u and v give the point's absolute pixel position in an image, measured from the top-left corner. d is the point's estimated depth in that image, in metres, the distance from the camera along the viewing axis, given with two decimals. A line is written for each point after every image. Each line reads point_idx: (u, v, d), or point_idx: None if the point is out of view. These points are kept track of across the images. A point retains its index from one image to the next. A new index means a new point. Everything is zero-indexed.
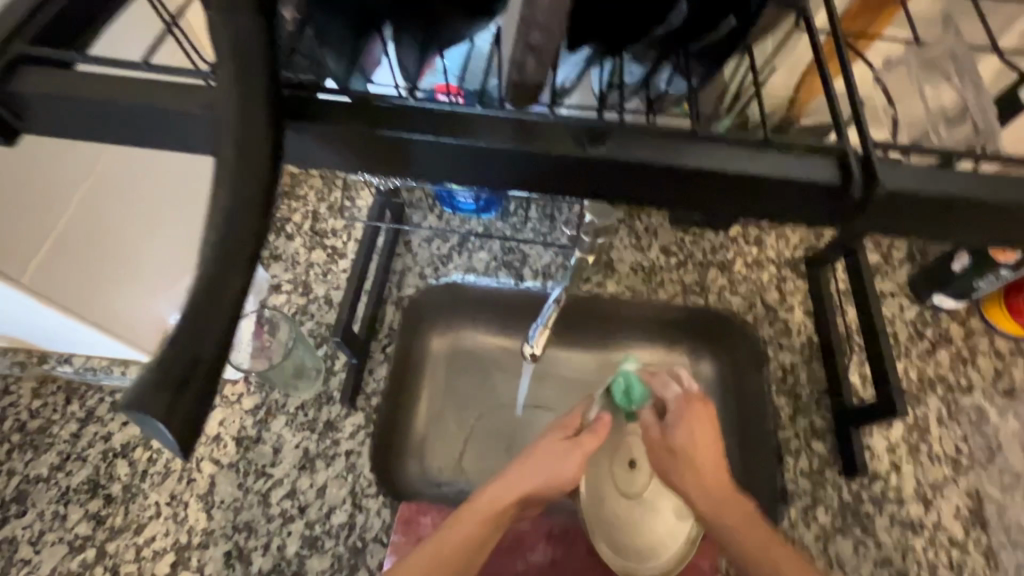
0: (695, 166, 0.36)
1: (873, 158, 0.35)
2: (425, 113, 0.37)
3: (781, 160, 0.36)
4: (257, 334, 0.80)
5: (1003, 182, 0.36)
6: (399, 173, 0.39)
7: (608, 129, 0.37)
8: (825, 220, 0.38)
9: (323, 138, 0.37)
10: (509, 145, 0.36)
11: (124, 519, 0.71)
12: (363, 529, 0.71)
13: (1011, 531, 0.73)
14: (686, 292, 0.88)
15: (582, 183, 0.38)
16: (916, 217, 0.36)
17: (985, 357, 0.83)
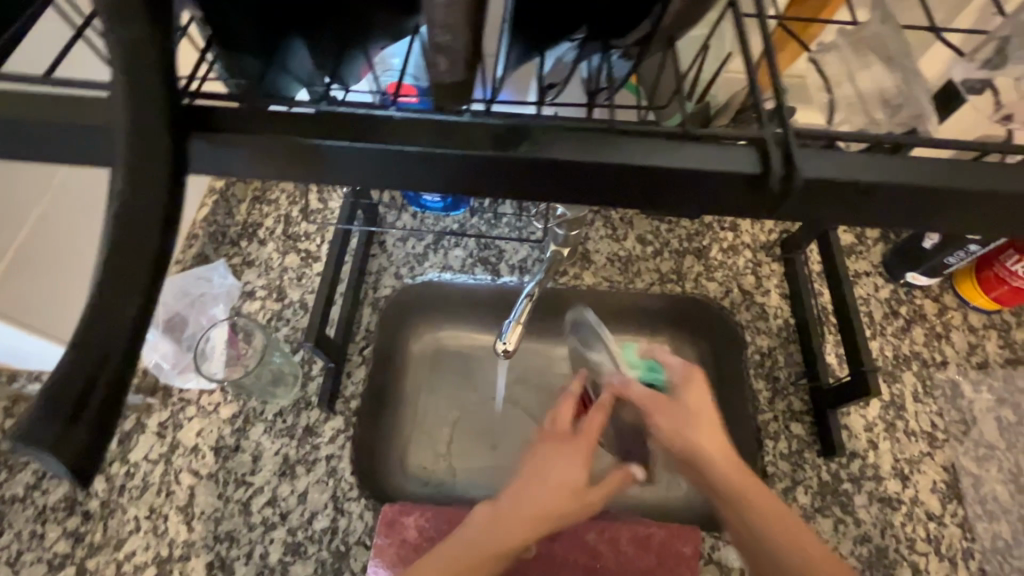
0: (616, 164, 0.35)
1: (794, 146, 0.35)
2: (343, 119, 0.36)
3: (706, 153, 0.36)
4: (232, 343, 0.79)
5: (932, 165, 0.36)
6: (323, 182, 0.37)
7: (530, 129, 0.36)
8: (752, 212, 0.38)
9: (240, 146, 0.35)
10: (425, 147, 0.35)
11: (103, 535, 0.70)
12: (346, 533, 0.71)
13: (987, 502, 0.74)
14: (663, 280, 0.88)
15: (502, 184, 0.37)
16: (849, 205, 0.36)
17: (959, 332, 0.84)
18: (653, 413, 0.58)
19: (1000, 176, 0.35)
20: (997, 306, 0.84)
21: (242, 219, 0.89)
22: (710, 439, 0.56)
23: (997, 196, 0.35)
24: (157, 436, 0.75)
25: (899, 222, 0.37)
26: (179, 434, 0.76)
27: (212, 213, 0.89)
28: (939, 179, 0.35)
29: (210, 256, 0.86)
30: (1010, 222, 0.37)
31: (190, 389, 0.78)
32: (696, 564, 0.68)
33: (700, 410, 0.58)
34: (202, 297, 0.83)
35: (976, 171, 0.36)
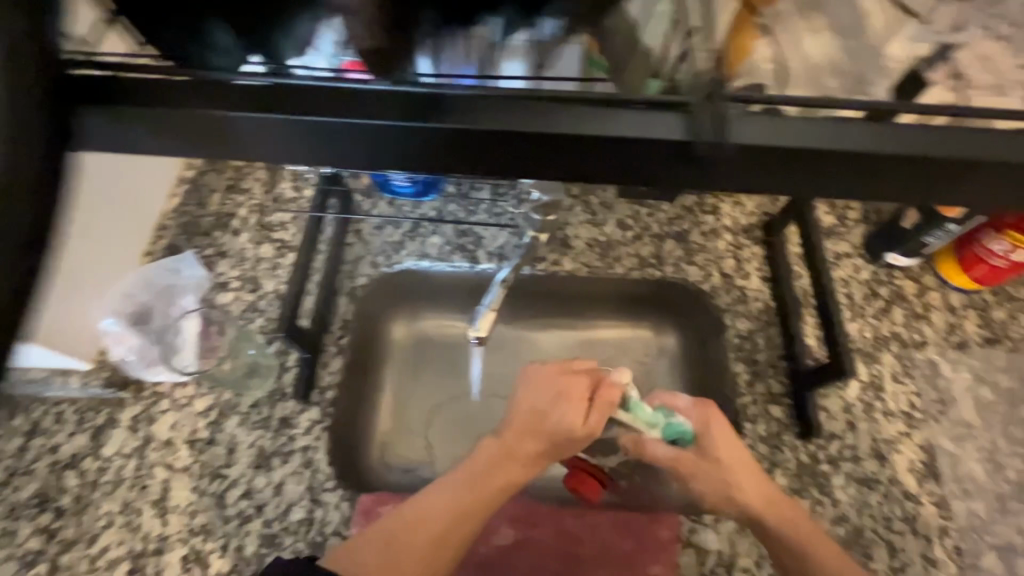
0: (529, 132, 0.36)
1: (725, 111, 0.36)
2: (247, 92, 0.38)
3: (625, 120, 0.37)
4: (204, 335, 0.79)
5: (863, 129, 0.37)
6: (234, 152, 0.39)
7: (436, 97, 0.37)
8: (673, 175, 0.39)
9: (144, 122, 0.38)
10: (335, 117, 0.37)
11: (76, 531, 0.69)
12: (322, 524, 0.70)
13: (964, 481, 0.74)
14: (643, 266, 0.87)
15: (415, 152, 0.38)
16: (776, 168, 0.38)
17: (938, 312, 0.84)
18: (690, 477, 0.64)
19: (932, 141, 0.37)
20: (976, 286, 0.83)
21: (215, 209, 0.87)
22: (745, 479, 0.62)
23: (928, 161, 0.37)
24: (129, 431, 0.74)
25: (835, 188, 0.39)
26: (152, 428, 0.75)
27: (182, 203, 0.87)
28: (870, 143, 0.37)
29: (181, 247, 0.85)
30: (942, 189, 0.39)
31: (161, 382, 0.76)
32: (673, 548, 0.68)
33: (728, 455, 0.63)
34: (169, 287, 0.81)
35: (909, 136, 0.37)
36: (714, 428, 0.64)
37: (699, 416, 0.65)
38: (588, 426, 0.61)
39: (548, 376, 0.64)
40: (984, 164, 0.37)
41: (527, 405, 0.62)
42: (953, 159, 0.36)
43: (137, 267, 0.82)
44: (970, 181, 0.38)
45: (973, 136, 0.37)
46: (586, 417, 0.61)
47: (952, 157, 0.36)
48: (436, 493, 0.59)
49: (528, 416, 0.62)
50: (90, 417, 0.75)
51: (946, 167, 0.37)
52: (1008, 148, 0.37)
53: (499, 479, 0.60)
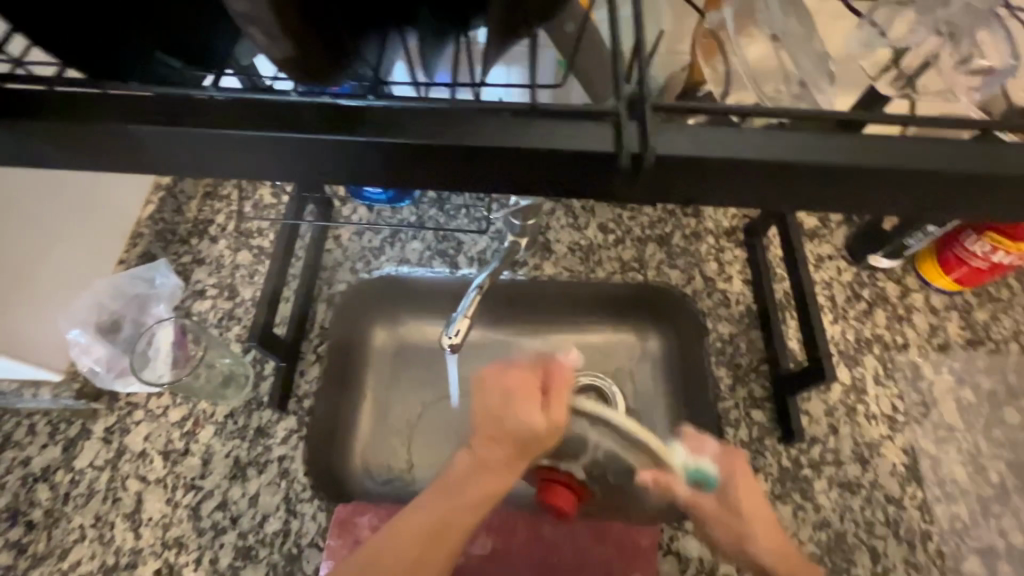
0: (444, 144, 0.35)
1: (646, 122, 0.35)
2: (155, 103, 0.36)
3: (549, 131, 0.35)
4: (178, 344, 0.76)
5: (794, 140, 0.35)
6: (148, 168, 0.38)
7: (357, 110, 0.36)
8: (606, 188, 0.37)
9: (44, 135, 0.36)
10: (242, 129, 0.35)
11: (47, 545, 0.68)
12: (298, 535, 0.69)
13: (946, 484, 0.73)
14: (624, 269, 0.86)
15: (336, 166, 0.37)
16: (713, 180, 0.36)
17: (920, 314, 0.83)
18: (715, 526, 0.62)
19: (865, 151, 0.35)
20: (958, 287, 0.83)
21: (193, 216, 0.87)
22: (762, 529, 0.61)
23: (869, 173, 0.35)
24: (103, 442, 0.73)
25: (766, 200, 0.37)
26: (126, 439, 0.73)
27: (157, 211, 0.85)
28: (801, 154, 0.35)
29: (157, 254, 0.84)
30: (880, 199, 0.37)
31: (135, 393, 0.76)
32: (653, 556, 0.68)
33: (750, 504, 0.62)
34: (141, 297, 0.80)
35: (842, 146, 0.35)
36: (742, 477, 0.62)
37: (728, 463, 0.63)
38: (548, 420, 0.58)
39: (489, 380, 0.61)
40: (922, 173, 0.35)
41: (484, 413, 0.60)
42: (889, 170, 0.35)
43: (109, 276, 0.81)
44: (907, 191, 0.36)
45: (907, 146, 0.36)
46: (545, 412, 0.58)
47: (886, 167, 0.35)
48: (412, 516, 0.59)
49: (486, 426, 0.59)
50: (63, 429, 0.74)
51: (881, 177, 0.36)
52: (946, 158, 0.35)
53: (471, 496, 0.58)
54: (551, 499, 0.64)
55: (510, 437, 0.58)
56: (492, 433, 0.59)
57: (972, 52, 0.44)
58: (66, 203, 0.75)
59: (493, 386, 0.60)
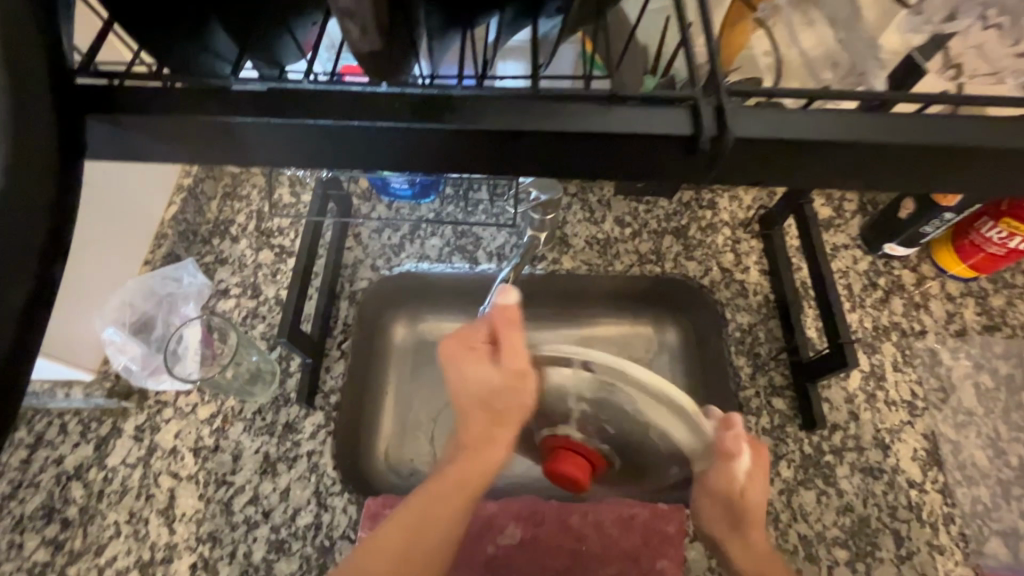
0: (528, 130, 0.36)
1: (724, 106, 0.36)
2: (249, 97, 0.37)
3: (629, 116, 0.36)
4: (207, 342, 0.77)
5: (863, 120, 0.36)
6: (240, 159, 0.39)
7: (445, 98, 0.37)
8: (683, 171, 0.38)
9: (139, 129, 0.37)
10: (335, 120, 0.36)
11: (84, 541, 0.69)
12: (330, 528, 0.70)
13: (966, 468, 0.74)
14: (642, 261, 0.87)
15: (425, 153, 0.38)
16: (789, 163, 0.37)
17: (937, 301, 0.84)
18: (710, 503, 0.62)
19: (927, 127, 0.36)
20: (974, 274, 0.84)
21: (213, 217, 0.87)
22: (757, 541, 0.62)
23: (933, 153, 0.36)
24: (134, 440, 0.74)
25: (822, 179, 0.38)
26: (157, 436, 0.74)
27: (180, 212, 0.87)
28: (866, 132, 0.36)
29: (180, 255, 0.85)
30: (932, 177, 0.38)
31: (165, 391, 0.77)
32: (680, 542, 0.69)
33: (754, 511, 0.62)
34: (171, 296, 0.81)
35: (905, 125, 0.36)
36: (757, 481, 0.61)
37: (757, 458, 0.62)
38: (502, 372, 0.58)
39: (446, 350, 0.59)
40: (983, 151, 0.36)
41: (455, 390, 0.60)
42: (947, 147, 0.36)
43: (136, 276, 0.82)
44: (967, 172, 0.37)
45: (971, 124, 0.36)
46: (498, 366, 0.58)
47: (949, 144, 0.36)
48: (406, 516, 0.58)
49: (472, 405, 0.60)
50: (94, 428, 0.75)
51: (935, 156, 0.36)
52: (1002, 136, 0.36)
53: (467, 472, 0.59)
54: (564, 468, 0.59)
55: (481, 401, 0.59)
56: (466, 401, 0.60)
57: (1002, 38, 0.44)
58: (100, 203, 0.77)
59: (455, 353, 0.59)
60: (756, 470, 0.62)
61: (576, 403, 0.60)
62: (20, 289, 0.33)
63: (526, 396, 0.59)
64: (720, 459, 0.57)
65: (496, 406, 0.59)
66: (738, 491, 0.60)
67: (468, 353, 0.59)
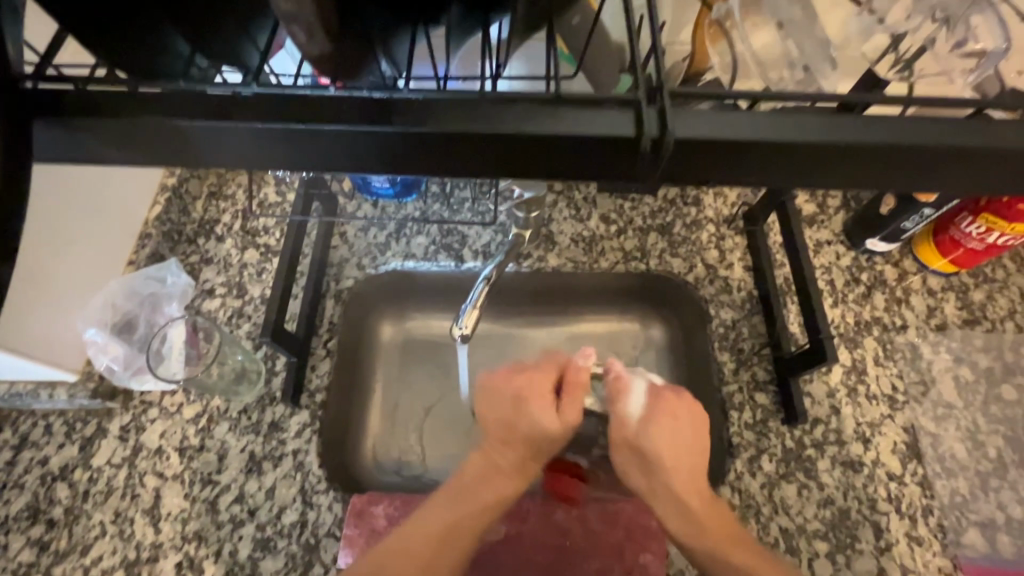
0: (474, 132, 0.37)
1: (667, 108, 0.36)
2: (198, 101, 0.37)
3: (574, 118, 0.37)
4: (191, 342, 0.77)
5: (806, 122, 0.37)
6: (193, 163, 0.39)
7: (395, 101, 0.37)
8: (634, 173, 0.38)
9: (83, 132, 0.37)
10: (282, 124, 0.36)
11: (69, 542, 0.69)
12: (315, 525, 0.71)
13: (945, 460, 0.75)
14: (627, 259, 0.87)
15: (375, 157, 0.38)
16: (732, 164, 0.38)
17: (918, 296, 0.85)
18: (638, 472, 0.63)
19: (868, 127, 0.37)
20: (954, 269, 0.84)
21: (199, 216, 0.87)
22: (676, 485, 0.61)
23: (874, 152, 0.37)
24: (119, 440, 0.74)
25: (778, 180, 0.39)
26: (142, 436, 0.75)
27: (165, 212, 0.87)
28: (812, 134, 0.37)
29: (165, 254, 0.85)
30: (886, 175, 0.39)
31: (149, 391, 0.77)
32: (663, 537, 0.69)
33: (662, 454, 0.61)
34: (155, 297, 0.81)
35: (847, 126, 0.37)
36: (654, 426, 0.62)
37: (654, 403, 0.63)
38: (562, 423, 0.62)
39: (502, 385, 0.65)
40: (925, 150, 0.37)
41: (516, 419, 0.63)
42: (888, 146, 0.37)
43: (120, 276, 0.82)
44: (913, 169, 0.38)
45: (911, 125, 0.37)
46: (559, 414, 0.62)
47: (890, 144, 0.37)
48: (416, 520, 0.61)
49: (525, 437, 0.62)
50: (79, 428, 0.75)
51: (887, 152, 0.37)
52: (941, 136, 0.37)
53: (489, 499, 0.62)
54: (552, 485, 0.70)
55: (529, 440, 0.62)
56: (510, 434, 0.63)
57: (962, 39, 0.45)
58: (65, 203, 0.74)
59: (512, 387, 0.65)
60: (648, 415, 0.62)
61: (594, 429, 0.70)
62: None
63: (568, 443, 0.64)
64: (611, 402, 0.64)
65: (544, 447, 0.63)
66: (633, 431, 0.62)
67: (526, 389, 0.64)
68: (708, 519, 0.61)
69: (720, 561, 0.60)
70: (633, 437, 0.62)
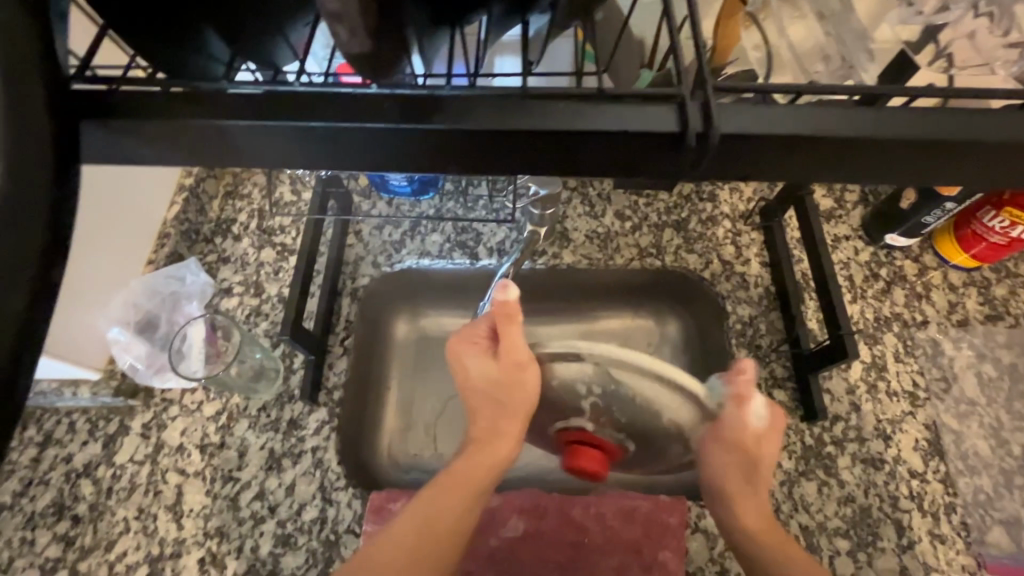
0: (516, 130, 0.36)
1: (710, 102, 0.36)
2: (241, 100, 0.37)
3: (616, 113, 0.37)
4: (210, 340, 0.78)
5: (851, 116, 0.36)
6: (235, 163, 0.39)
7: (436, 99, 0.37)
8: (675, 169, 0.38)
9: (127, 134, 0.37)
10: (324, 123, 0.37)
11: (94, 538, 0.70)
12: (335, 522, 0.71)
13: (968, 458, 0.74)
14: (643, 255, 0.87)
15: (416, 155, 0.38)
16: (774, 159, 0.37)
17: (939, 291, 0.84)
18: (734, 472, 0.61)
19: (907, 121, 0.36)
20: (977, 264, 0.83)
21: (216, 216, 0.88)
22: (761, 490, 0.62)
23: (912, 147, 0.36)
24: (141, 438, 0.75)
25: (815, 175, 0.38)
26: (163, 434, 0.75)
27: (182, 211, 0.88)
28: (858, 127, 0.36)
29: (183, 254, 0.85)
30: (927, 171, 0.38)
31: (170, 389, 0.78)
32: (682, 533, 0.69)
33: (761, 464, 0.62)
34: (173, 295, 0.82)
35: (888, 120, 0.36)
36: (766, 440, 0.61)
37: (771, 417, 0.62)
38: (501, 366, 0.58)
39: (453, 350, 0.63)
40: (965, 144, 0.36)
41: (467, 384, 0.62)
42: (926, 140, 0.36)
43: (140, 276, 0.83)
44: (950, 164, 0.38)
45: (952, 117, 0.36)
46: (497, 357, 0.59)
47: (929, 138, 0.36)
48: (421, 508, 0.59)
49: (482, 396, 0.61)
50: (102, 426, 0.76)
51: (929, 149, 0.37)
52: (983, 128, 0.36)
53: (480, 480, 0.60)
54: (576, 460, 0.58)
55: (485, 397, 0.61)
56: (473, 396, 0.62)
57: (995, 30, 0.45)
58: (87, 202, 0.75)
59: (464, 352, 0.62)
60: (768, 428, 0.61)
61: (586, 398, 0.58)
62: (15, 298, 0.34)
63: (529, 388, 0.59)
64: (733, 406, 0.58)
65: (501, 397, 0.60)
66: (750, 437, 0.59)
67: (473, 348, 0.61)
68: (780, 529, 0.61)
69: None
70: (753, 442, 0.60)
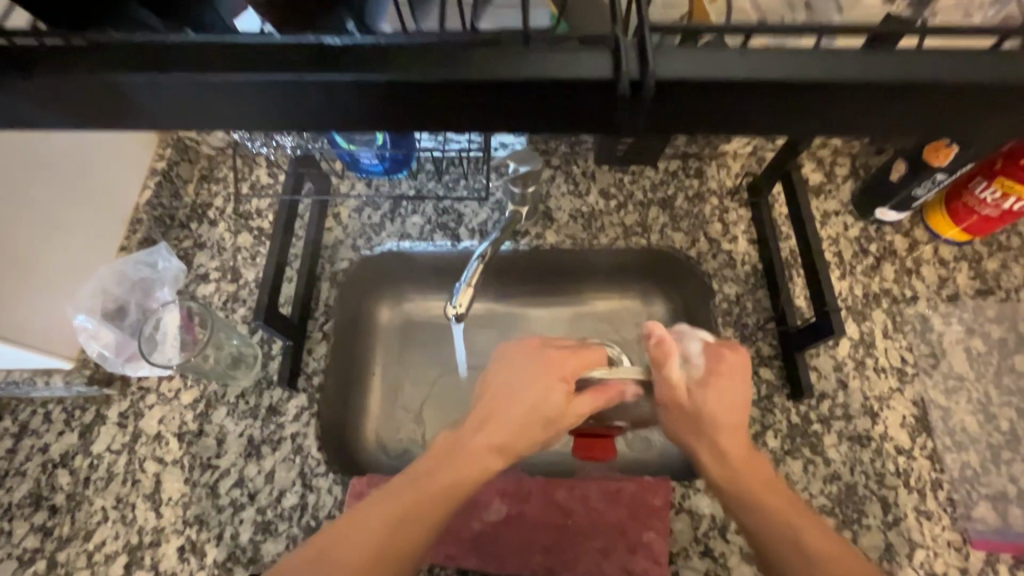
0: (433, 80, 0.35)
1: (647, 45, 0.34)
2: (136, 53, 0.35)
3: (542, 61, 0.34)
4: (187, 327, 0.76)
5: (794, 59, 0.34)
6: (143, 122, 0.38)
7: (348, 49, 0.35)
8: (612, 119, 0.36)
9: (26, 94, 0.36)
10: (227, 75, 0.35)
11: (72, 527, 0.69)
12: (315, 509, 0.70)
13: (955, 433, 0.74)
14: (628, 234, 0.85)
15: (335, 109, 0.37)
16: (719, 108, 0.36)
17: (929, 266, 0.82)
18: (685, 431, 0.61)
19: (869, 64, 0.34)
20: (968, 237, 0.81)
21: (191, 201, 0.87)
22: (729, 444, 0.59)
23: (876, 93, 0.34)
24: (118, 427, 0.74)
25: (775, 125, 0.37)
26: (140, 423, 0.74)
27: (155, 196, 0.84)
28: (804, 71, 0.34)
29: (156, 239, 0.84)
30: (893, 122, 0.36)
31: (146, 377, 0.76)
32: (666, 513, 0.69)
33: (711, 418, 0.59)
34: (144, 282, 0.80)
35: (840, 62, 0.34)
36: (698, 392, 0.60)
37: (709, 363, 0.61)
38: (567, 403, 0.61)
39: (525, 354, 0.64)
40: (933, 90, 0.34)
41: (500, 396, 0.62)
42: (890, 84, 0.34)
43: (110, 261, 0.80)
44: (917, 114, 0.36)
45: (922, 59, 0.34)
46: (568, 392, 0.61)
47: (892, 82, 0.34)
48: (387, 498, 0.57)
49: (496, 402, 0.61)
50: (77, 416, 0.75)
51: (898, 94, 0.35)
52: (954, 70, 0.34)
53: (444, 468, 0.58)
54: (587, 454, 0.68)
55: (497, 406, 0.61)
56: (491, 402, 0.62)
57: None
58: (43, 173, 0.71)
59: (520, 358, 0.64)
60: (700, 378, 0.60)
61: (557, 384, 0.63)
62: None
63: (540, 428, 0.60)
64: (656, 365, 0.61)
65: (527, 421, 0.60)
66: (678, 391, 0.60)
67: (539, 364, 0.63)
68: (756, 478, 0.58)
69: (786, 538, 0.55)
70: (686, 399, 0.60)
